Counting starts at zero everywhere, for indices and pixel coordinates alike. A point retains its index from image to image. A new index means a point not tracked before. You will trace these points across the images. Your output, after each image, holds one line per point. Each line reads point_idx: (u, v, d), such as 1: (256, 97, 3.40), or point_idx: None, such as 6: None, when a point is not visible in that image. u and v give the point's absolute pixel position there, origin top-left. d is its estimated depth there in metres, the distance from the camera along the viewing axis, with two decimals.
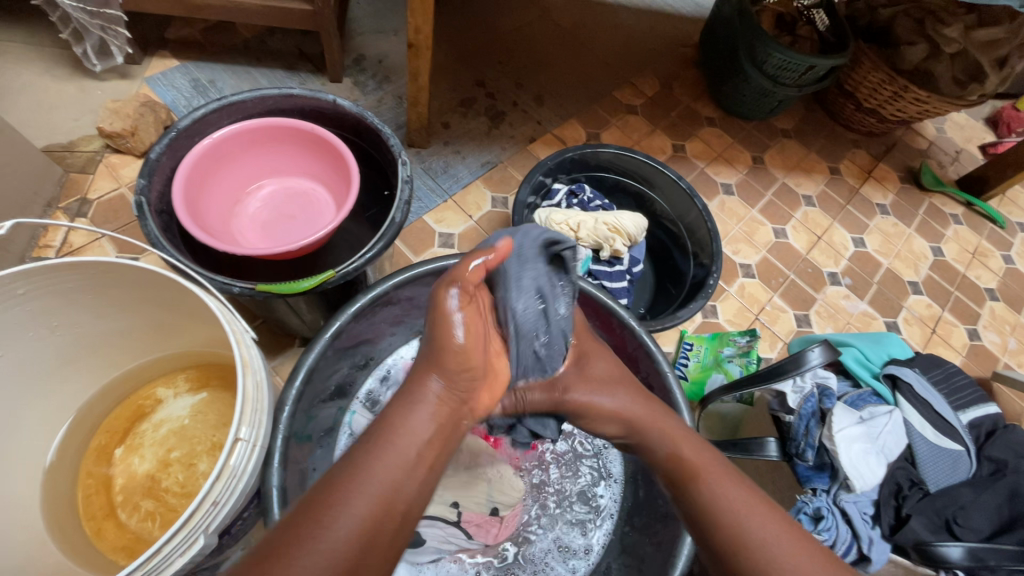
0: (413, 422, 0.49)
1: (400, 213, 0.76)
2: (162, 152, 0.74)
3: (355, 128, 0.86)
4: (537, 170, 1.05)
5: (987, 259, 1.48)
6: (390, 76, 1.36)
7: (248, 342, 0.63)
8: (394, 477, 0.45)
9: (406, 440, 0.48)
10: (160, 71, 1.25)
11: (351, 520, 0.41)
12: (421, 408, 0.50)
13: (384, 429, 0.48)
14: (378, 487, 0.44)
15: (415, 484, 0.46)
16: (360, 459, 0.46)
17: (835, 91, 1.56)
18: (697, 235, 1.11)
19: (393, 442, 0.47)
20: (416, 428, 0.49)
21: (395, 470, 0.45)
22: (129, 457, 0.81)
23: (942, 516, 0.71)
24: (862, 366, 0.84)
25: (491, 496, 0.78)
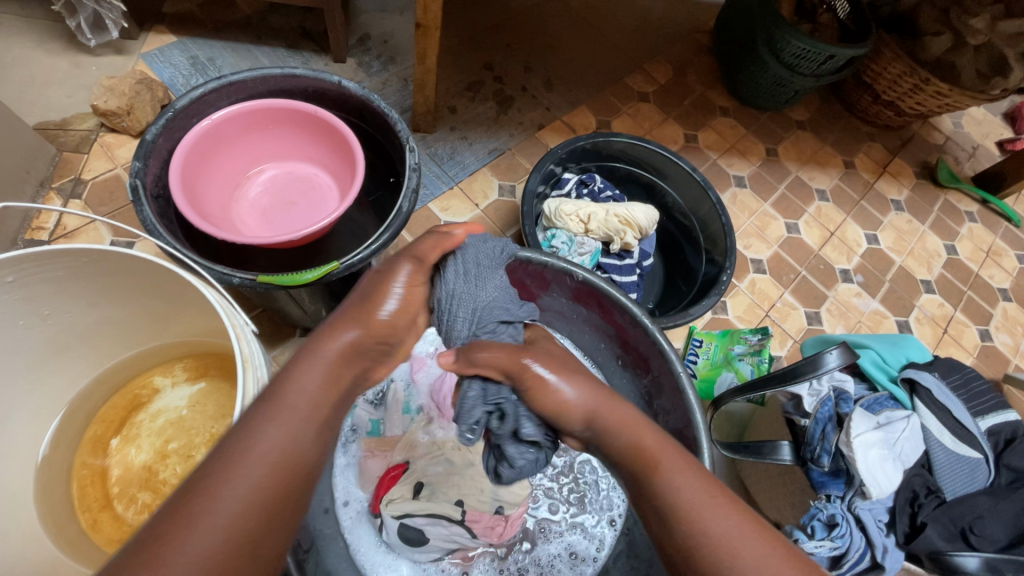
0: (303, 382, 0.48)
1: (407, 202, 0.73)
2: (158, 133, 0.71)
3: (361, 111, 0.83)
4: (548, 158, 1.01)
5: (1000, 258, 1.45)
6: (396, 57, 1.31)
7: (248, 336, 0.61)
8: (292, 437, 0.44)
9: (301, 398, 0.47)
10: (157, 47, 1.20)
11: (251, 486, 0.41)
12: (311, 370, 0.49)
13: (272, 394, 0.47)
14: (274, 450, 0.43)
15: (317, 443, 0.46)
16: (254, 425, 0.44)
17: (852, 82, 1.52)
18: (710, 230, 1.08)
19: (288, 404, 0.46)
20: (308, 389, 0.47)
21: (294, 430, 0.45)
22: (125, 448, 0.79)
23: (958, 524, 0.69)
24: (878, 369, 0.82)
25: (495, 494, 0.77)
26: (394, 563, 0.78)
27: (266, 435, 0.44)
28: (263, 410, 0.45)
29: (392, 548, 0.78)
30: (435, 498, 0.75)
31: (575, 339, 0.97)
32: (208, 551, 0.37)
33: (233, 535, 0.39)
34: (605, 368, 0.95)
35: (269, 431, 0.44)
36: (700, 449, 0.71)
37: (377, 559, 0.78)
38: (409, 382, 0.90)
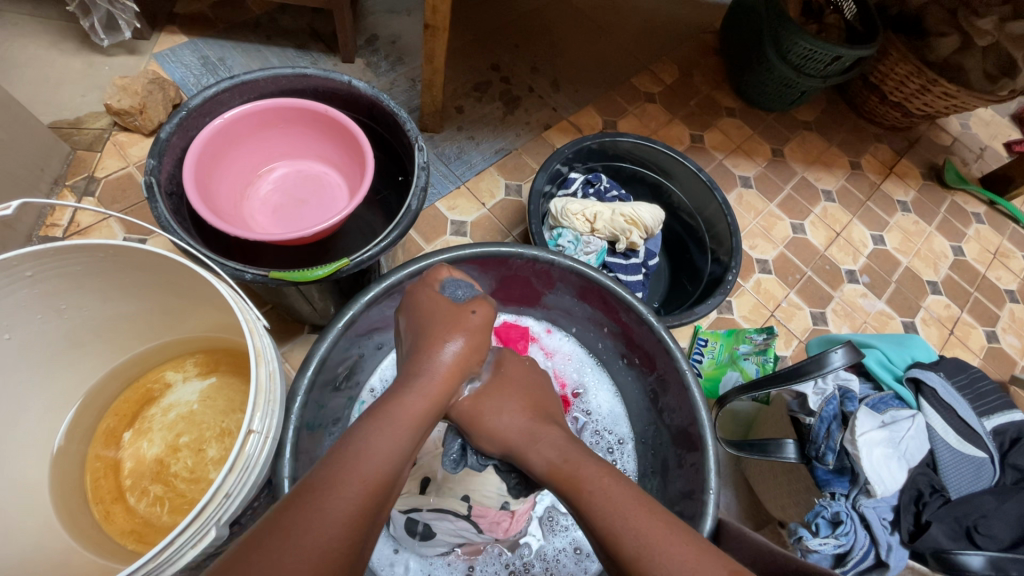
0: (404, 400, 0.48)
1: (416, 200, 0.73)
2: (172, 131, 0.72)
3: (370, 111, 0.84)
4: (554, 158, 1.02)
5: (1008, 259, 1.45)
6: (404, 57, 1.32)
7: (260, 330, 0.61)
8: (396, 449, 0.45)
9: (405, 413, 0.47)
10: (169, 47, 1.22)
11: None
12: (415, 389, 0.49)
13: None
14: (383, 457, 0.43)
15: (409, 456, 0.46)
16: (358, 433, 0.44)
17: (859, 83, 1.52)
18: (715, 230, 1.09)
19: (392, 417, 0.46)
20: None
21: (399, 441, 0.45)
22: (137, 441, 0.80)
23: (963, 524, 0.69)
24: (883, 368, 0.82)
25: (501, 490, 0.75)
26: (401, 557, 0.79)
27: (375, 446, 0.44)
28: (367, 422, 0.45)
29: (399, 542, 0.79)
30: (442, 493, 0.75)
31: (580, 336, 0.98)
32: (329, 547, 0.37)
33: (349, 536, 0.38)
34: (610, 365, 0.96)
35: (380, 441, 0.44)
36: (705, 446, 0.72)
37: (384, 553, 0.79)
38: None
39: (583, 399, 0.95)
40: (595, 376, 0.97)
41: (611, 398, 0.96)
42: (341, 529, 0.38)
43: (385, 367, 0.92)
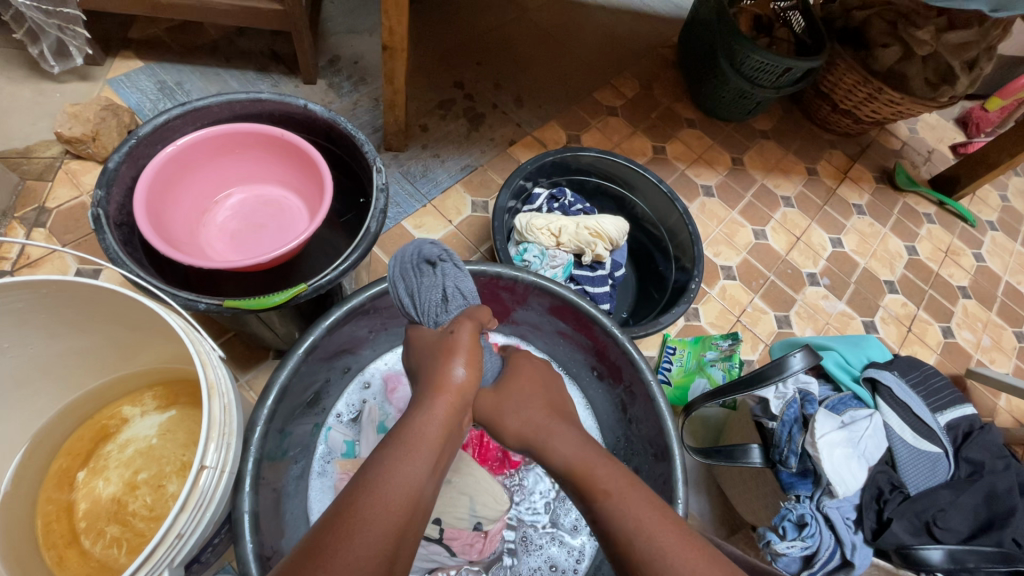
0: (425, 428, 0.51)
1: (375, 222, 0.73)
2: (121, 161, 0.70)
3: (328, 134, 0.83)
4: (517, 175, 1.03)
5: (959, 257, 1.51)
6: (366, 78, 1.33)
7: (214, 363, 0.59)
8: (417, 480, 0.47)
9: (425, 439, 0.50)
10: (124, 72, 1.20)
11: None
12: None
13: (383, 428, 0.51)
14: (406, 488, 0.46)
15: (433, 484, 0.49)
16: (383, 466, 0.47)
17: (812, 92, 1.58)
18: (678, 239, 1.11)
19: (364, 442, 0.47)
20: None
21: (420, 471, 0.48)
22: (93, 480, 0.78)
23: (922, 518, 0.71)
24: (841, 369, 0.84)
25: (473, 511, 0.77)
26: None
27: (398, 476, 0.46)
28: (392, 452, 0.48)
29: None
30: None
31: (551, 349, 0.98)
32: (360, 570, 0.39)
33: (379, 561, 0.41)
34: (580, 377, 0.95)
35: (401, 470, 0.47)
36: (672, 456, 0.73)
37: None
38: (383, 400, 0.89)
39: None
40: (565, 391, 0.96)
41: (583, 411, 0.95)
42: (375, 548, 0.41)
43: (349, 392, 0.90)
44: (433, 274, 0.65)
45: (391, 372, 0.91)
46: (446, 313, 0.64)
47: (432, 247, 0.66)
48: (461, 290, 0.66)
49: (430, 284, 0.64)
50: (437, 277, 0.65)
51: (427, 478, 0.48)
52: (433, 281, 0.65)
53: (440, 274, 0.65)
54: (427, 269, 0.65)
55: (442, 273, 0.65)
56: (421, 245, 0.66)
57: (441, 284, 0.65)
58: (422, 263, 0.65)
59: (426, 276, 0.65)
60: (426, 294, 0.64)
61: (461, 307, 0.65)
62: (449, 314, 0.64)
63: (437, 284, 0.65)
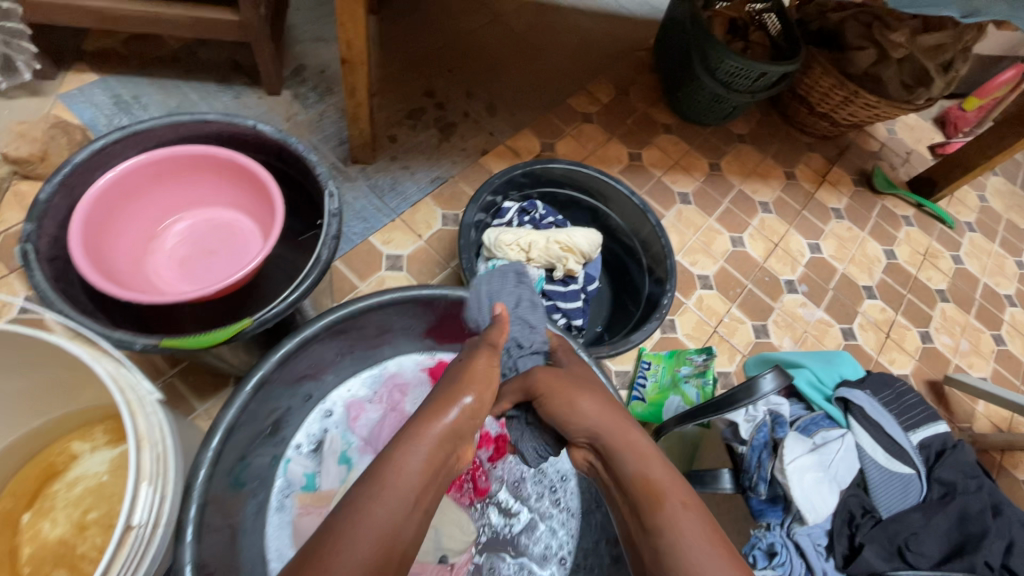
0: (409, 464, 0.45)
1: (327, 249, 0.70)
2: (53, 192, 0.66)
3: (280, 155, 0.80)
4: (484, 189, 1.00)
5: (937, 260, 1.50)
6: (333, 87, 1.29)
7: (146, 411, 0.56)
8: (394, 520, 0.41)
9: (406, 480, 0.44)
10: (76, 86, 1.15)
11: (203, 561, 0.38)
12: None
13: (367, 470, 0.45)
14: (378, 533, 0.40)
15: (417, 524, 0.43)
16: (357, 505, 0.42)
17: (789, 94, 1.56)
18: (652, 251, 1.08)
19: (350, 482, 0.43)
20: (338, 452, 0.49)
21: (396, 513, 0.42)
22: (38, 522, 0.74)
23: (895, 543, 0.70)
24: (813, 389, 0.82)
25: (439, 543, 0.79)
26: None
27: (372, 519, 0.41)
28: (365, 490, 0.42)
29: None
30: None
31: None
32: None
33: None
34: None
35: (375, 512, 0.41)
36: None
37: None
38: (345, 427, 0.86)
39: None
40: None
41: None
42: None
43: (310, 422, 0.86)
44: (514, 281, 0.74)
45: (354, 399, 0.89)
46: (511, 312, 0.70)
47: (520, 267, 0.77)
48: (534, 306, 0.72)
49: (506, 285, 0.73)
50: (521, 287, 0.74)
51: (408, 519, 0.43)
52: (513, 284, 0.74)
53: (521, 285, 0.74)
54: (513, 277, 0.75)
55: (525, 286, 0.74)
56: (516, 265, 0.78)
57: (516, 289, 0.73)
58: (511, 274, 0.75)
59: (508, 278, 0.74)
60: (502, 293, 0.73)
61: (523, 314, 0.70)
62: (509, 310, 0.70)
63: (514, 286, 0.73)
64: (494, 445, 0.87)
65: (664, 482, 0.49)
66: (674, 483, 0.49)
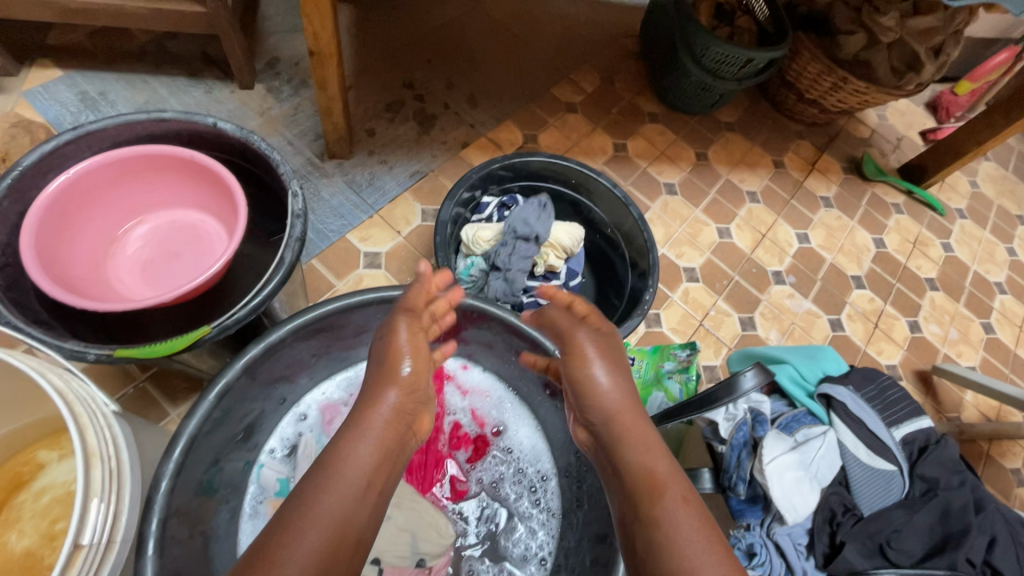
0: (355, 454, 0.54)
1: (290, 252, 0.68)
2: (1, 196, 0.64)
3: (243, 153, 0.77)
4: (461, 184, 0.97)
5: (927, 248, 1.49)
6: (308, 80, 1.25)
7: (98, 425, 0.54)
8: (345, 505, 0.51)
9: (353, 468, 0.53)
10: (40, 83, 1.12)
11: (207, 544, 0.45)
12: None
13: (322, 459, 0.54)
14: (329, 517, 0.49)
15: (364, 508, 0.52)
16: (308, 495, 0.51)
17: (778, 81, 1.53)
18: (635, 245, 1.06)
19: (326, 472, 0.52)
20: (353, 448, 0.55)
21: (345, 500, 0.51)
22: (4, 534, 0.72)
23: (875, 540, 0.69)
24: (796, 384, 0.81)
25: (415, 547, 0.75)
26: None
27: (322, 501, 0.50)
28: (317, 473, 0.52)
29: None
30: None
31: (499, 369, 0.91)
32: None
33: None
34: (529, 397, 0.89)
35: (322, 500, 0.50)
36: None
37: None
38: (320, 431, 0.85)
39: (503, 437, 0.88)
40: (515, 413, 0.90)
41: (533, 433, 0.88)
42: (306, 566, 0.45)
43: (283, 426, 0.84)
44: None
45: (329, 401, 0.87)
46: None
47: None
48: None
49: None
50: None
51: (359, 503, 0.52)
52: None
53: None
54: None
55: None
56: None
57: None
58: None
59: None
60: None
61: None
62: None
63: None
64: (473, 445, 0.87)
65: (664, 475, 0.56)
66: (675, 479, 0.55)
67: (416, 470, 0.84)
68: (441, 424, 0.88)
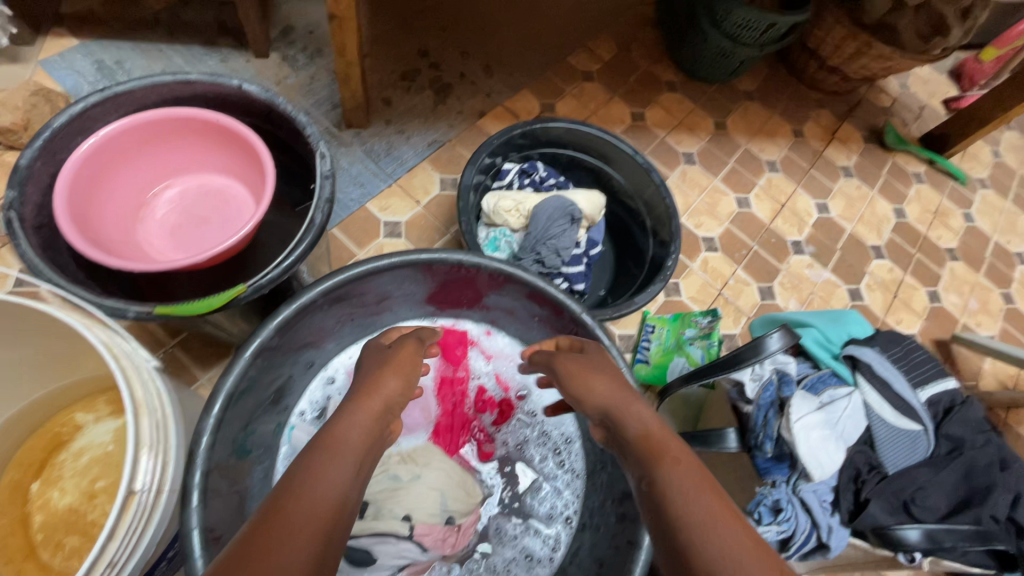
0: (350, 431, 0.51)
1: (320, 213, 0.68)
2: (35, 157, 0.65)
3: (268, 116, 0.77)
4: (483, 150, 0.96)
5: (948, 218, 1.47)
6: (323, 49, 1.24)
7: (144, 379, 0.55)
8: (339, 484, 0.47)
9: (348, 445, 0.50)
10: (57, 52, 1.11)
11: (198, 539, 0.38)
12: None
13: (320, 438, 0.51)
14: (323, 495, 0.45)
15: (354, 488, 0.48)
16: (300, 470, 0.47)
17: (799, 48, 1.50)
18: (656, 212, 1.06)
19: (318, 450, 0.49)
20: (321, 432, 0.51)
21: (341, 477, 0.47)
22: (47, 491, 0.74)
23: (900, 498, 0.70)
24: (821, 347, 0.81)
25: (444, 505, 0.76)
26: None
27: (317, 480, 0.46)
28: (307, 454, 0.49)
29: None
30: (382, 515, 0.72)
31: (521, 334, 0.91)
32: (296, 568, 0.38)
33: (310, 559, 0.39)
34: None
35: (322, 474, 0.46)
36: None
37: None
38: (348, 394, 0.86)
39: (528, 401, 0.89)
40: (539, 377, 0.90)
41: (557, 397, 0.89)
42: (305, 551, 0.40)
43: (313, 388, 0.86)
44: None
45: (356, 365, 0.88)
46: None
47: None
48: None
49: None
50: None
51: (351, 483, 0.48)
52: None
53: None
54: None
55: None
56: None
57: None
58: None
59: None
60: None
61: None
62: None
63: None
64: (498, 409, 0.89)
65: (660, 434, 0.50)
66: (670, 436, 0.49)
67: (443, 432, 0.86)
68: (467, 387, 0.90)
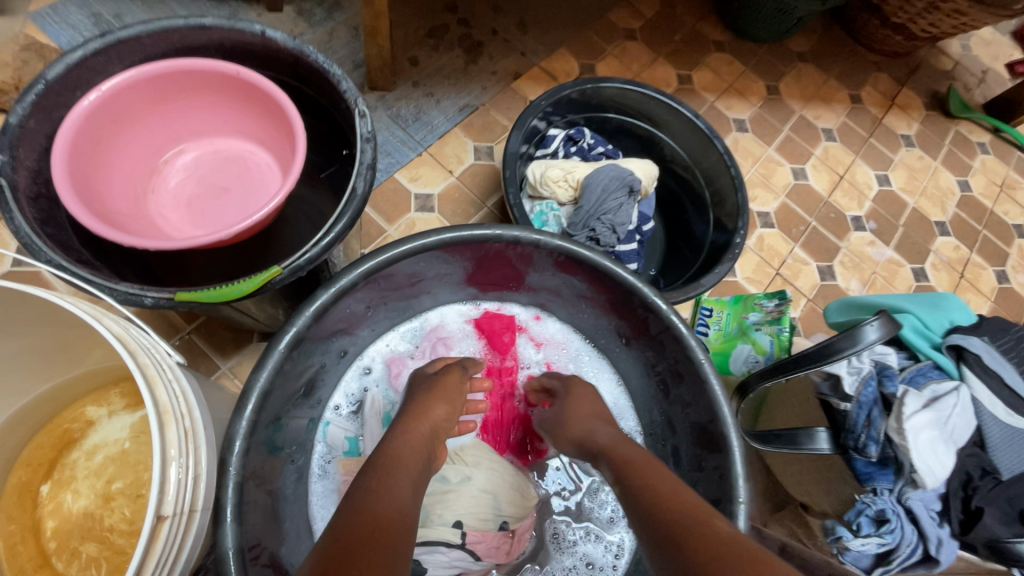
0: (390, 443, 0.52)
1: (362, 181, 0.58)
2: (28, 114, 0.55)
3: (296, 70, 0.66)
4: (529, 113, 0.86)
5: (1015, 192, 1.36)
6: (342, 2, 1.12)
7: (166, 380, 0.46)
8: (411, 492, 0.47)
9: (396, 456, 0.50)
10: (49, 4, 0.99)
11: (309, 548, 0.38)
12: None
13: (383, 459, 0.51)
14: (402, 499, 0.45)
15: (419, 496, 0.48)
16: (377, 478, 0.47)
17: (858, 4, 1.37)
18: (716, 184, 0.95)
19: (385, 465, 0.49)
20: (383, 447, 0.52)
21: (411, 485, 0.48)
22: (60, 494, 0.67)
23: (1015, 507, 0.62)
24: (919, 336, 0.72)
25: (498, 509, 0.69)
26: None
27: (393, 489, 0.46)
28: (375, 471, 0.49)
29: None
30: (431, 522, 0.66)
31: (573, 320, 0.83)
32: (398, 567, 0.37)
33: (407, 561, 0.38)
34: (609, 350, 0.82)
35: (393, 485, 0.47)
36: (730, 445, 0.62)
37: None
38: (387, 386, 0.78)
39: None
40: (594, 367, 0.83)
41: (615, 388, 0.82)
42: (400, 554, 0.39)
43: (346, 380, 0.78)
44: None
45: (393, 354, 0.80)
46: None
47: None
48: None
49: None
50: None
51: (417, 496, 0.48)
52: None
53: None
54: None
55: None
56: None
57: None
58: None
59: None
60: None
61: None
62: None
63: None
64: None
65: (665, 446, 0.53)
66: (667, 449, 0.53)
67: (492, 429, 0.78)
68: (517, 378, 0.82)
